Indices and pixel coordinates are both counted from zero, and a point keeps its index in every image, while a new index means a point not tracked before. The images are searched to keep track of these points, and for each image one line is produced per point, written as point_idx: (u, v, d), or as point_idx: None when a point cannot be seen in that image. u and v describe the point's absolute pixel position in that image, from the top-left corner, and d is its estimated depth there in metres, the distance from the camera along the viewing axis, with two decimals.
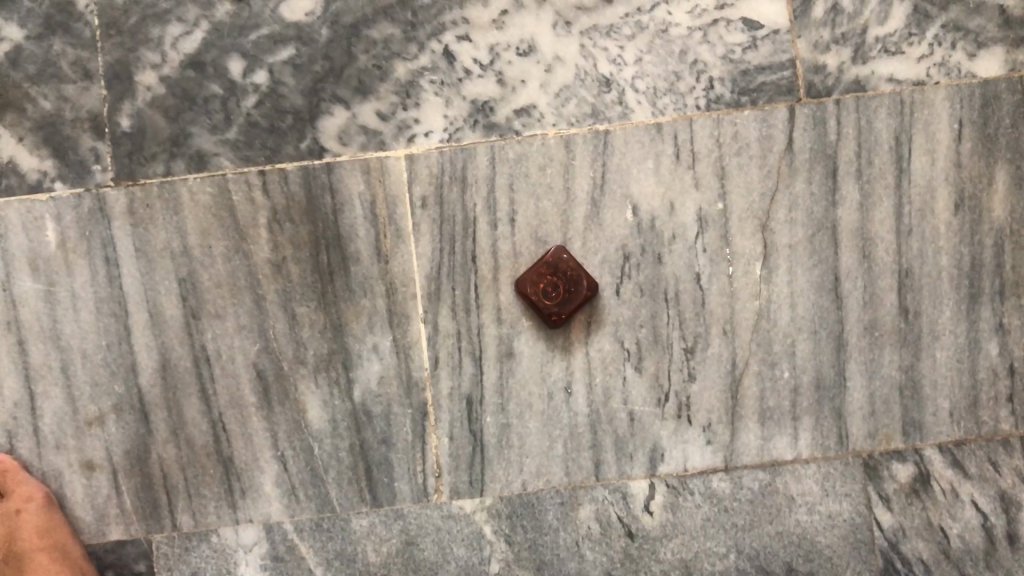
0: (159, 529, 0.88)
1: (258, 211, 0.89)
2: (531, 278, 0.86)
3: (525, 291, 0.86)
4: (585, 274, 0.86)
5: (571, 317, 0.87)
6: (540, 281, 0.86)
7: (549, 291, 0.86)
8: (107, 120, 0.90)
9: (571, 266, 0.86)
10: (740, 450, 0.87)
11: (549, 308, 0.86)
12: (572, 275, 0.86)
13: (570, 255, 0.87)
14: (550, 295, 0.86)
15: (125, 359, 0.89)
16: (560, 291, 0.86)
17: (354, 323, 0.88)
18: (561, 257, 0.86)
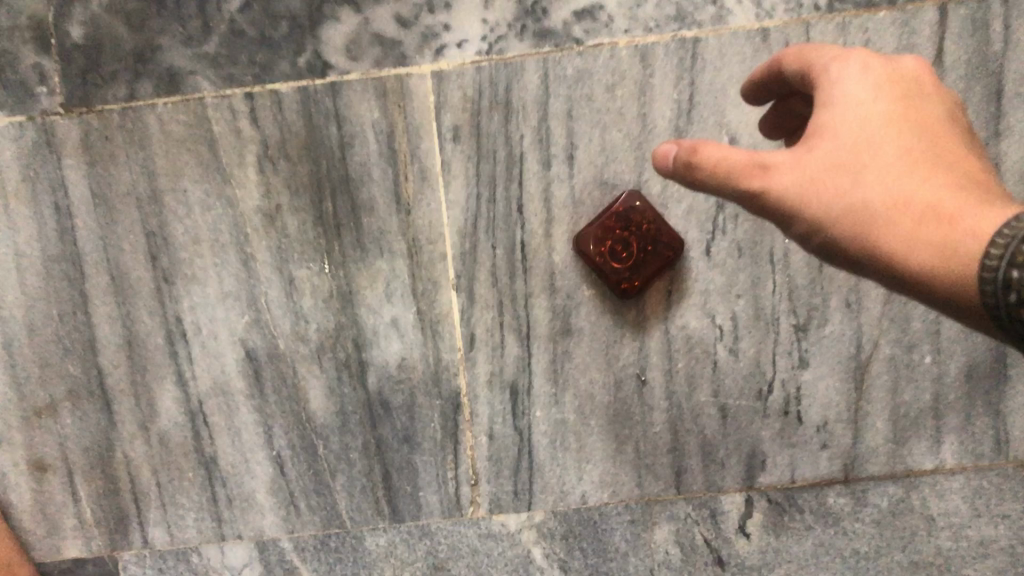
0: (127, 545, 0.71)
1: (245, 145, 0.70)
2: (594, 234, 0.66)
3: (587, 252, 0.66)
4: (669, 229, 0.66)
5: (647, 285, 0.67)
6: (607, 237, 0.66)
7: (619, 251, 0.66)
8: (54, 28, 0.71)
9: (647, 219, 0.66)
10: (865, 458, 0.67)
11: (621, 274, 0.66)
12: (648, 229, 0.66)
13: (646, 202, 0.66)
14: (621, 257, 0.66)
15: (82, 333, 0.71)
16: (635, 251, 0.66)
17: (367, 290, 0.69)
18: (636, 205, 0.66)
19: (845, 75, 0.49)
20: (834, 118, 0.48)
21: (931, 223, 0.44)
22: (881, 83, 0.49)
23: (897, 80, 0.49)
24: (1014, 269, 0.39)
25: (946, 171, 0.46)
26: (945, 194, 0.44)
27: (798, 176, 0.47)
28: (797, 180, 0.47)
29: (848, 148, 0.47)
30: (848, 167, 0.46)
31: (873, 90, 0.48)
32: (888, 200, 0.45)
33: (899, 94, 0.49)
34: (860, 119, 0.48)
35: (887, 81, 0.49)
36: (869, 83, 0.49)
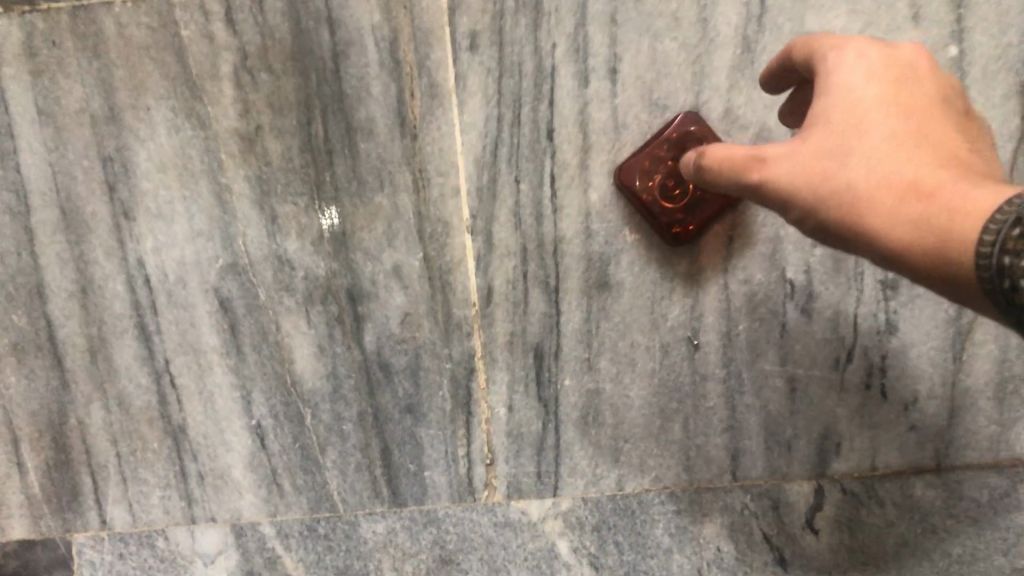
0: (82, 526, 0.60)
1: (220, 54, 0.58)
2: (639, 165, 0.54)
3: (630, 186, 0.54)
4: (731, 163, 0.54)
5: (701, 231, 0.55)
6: (656, 167, 0.54)
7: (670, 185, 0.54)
8: None
9: (705, 148, 0.54)
10: (962, 442, 0.56)
11: (672, 213, 0.54)
12: None
13: (704, 127, 0.54)
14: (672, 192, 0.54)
15: (27, 276, 0.59)
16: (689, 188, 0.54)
17: (364, 231, 0.58)
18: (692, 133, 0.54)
19: (840, 57, 0.43)
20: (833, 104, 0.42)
21: (922, 206, 0.37)
22: (880, 62, 0.42)
23: (897, 62, 0.43)
24: (1005, 252, 0.31)
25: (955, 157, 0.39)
26: (936, 175, 0.38)
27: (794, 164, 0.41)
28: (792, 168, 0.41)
29: (836, 131, 0.41)
30: (839, 153, 0.40)
31: (871, 71, 0.42)
32: (875, 184, 0.39)
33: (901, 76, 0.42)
34: (853, 100, 0.41)
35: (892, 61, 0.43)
36: (869, 64, 0.42)
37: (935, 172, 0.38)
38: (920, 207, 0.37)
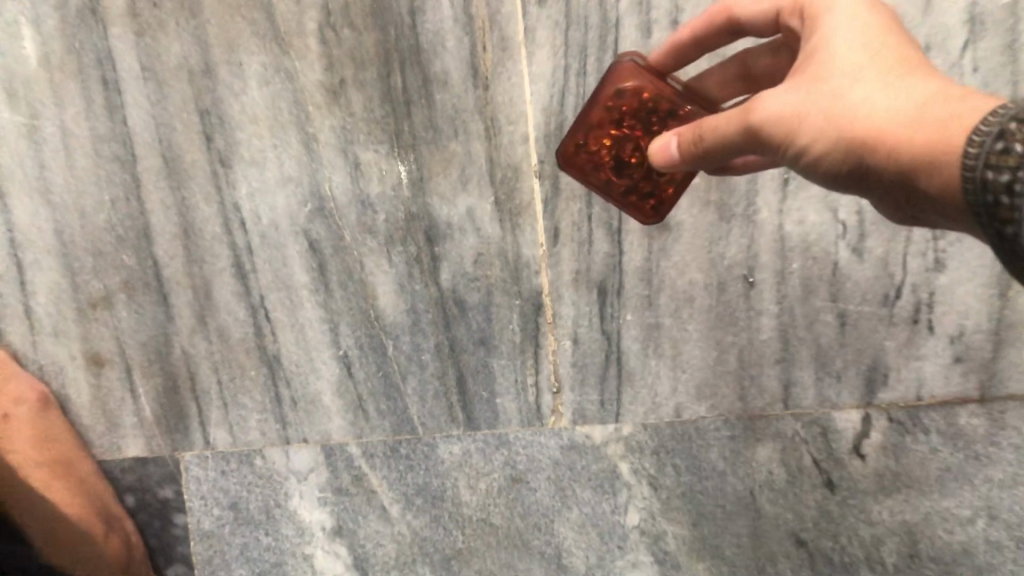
0: (188, 445, 0.67)
1: (305, 10, 0.62)
2: (579, 151, 0.53)
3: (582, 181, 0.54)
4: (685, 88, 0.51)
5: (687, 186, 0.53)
6: (597, 139, 0.52)
7: (625, 155, 0.52)
8: None
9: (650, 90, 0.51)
10: (1007, 374, 0.59)
11: (642, 191, 0.53)
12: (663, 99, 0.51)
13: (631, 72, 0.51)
14: (632, 161, 0.52)
15: (135, 220, 0.65)
16: (650, 139, 0.52)
17: (440, 176, 0.62)
18: (627, 73, 0.51)
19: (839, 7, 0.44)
20: (819, 44, 0.43)
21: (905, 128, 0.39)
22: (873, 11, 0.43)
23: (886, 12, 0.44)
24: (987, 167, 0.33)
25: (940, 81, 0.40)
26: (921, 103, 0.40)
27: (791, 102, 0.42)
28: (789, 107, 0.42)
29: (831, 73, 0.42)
30: (827, 88, 0.42)
31: (862, 22, 0.43)
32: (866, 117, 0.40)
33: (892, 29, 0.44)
34: (844, 38, 0.43)
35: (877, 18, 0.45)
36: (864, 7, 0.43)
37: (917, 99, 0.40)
38: (906, 128, 0.39)
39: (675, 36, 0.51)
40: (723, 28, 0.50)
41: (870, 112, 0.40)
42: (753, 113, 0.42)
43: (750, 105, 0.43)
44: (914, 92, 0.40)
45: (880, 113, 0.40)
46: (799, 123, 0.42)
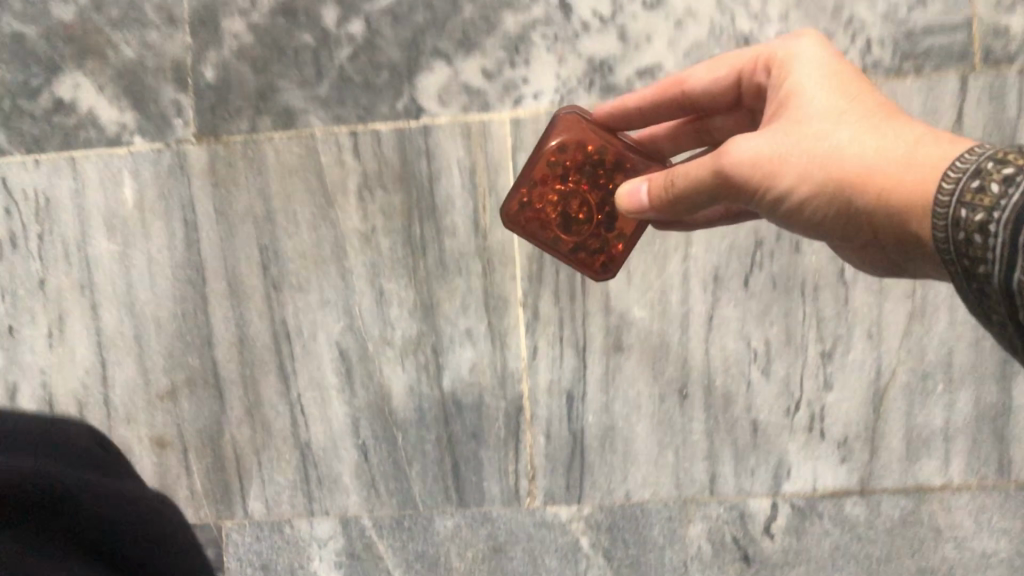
0: (231, 515, 0.82)
1: (348, 174, 0.81)
2: (529, 207, 0.65)
3: (533, 240, 0.65)
4: (623, 146, 0.64)
5: (633, 245, 0.66)
6: (546, 189, 0.64)
7: (572, 210, 0.64)
8: (192, 70, 0.83)
9: (596, 151, 0.64)
10: (881, 472, 0.76)
11: (593, 250, 0.65)
12: (612, 159, 0.64)
13: (578, 135, 0.64)
14: (578, 216, 0.65)
15: (200, 330, 0.82)
16: (591, 190, 0.64)
17: (446, 303, 0.80)
18: (569, 125, 0.64)
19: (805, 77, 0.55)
20: (800, 104, 0.54)
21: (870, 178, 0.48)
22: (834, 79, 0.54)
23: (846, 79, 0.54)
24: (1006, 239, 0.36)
25: (913, 137, 0.49)
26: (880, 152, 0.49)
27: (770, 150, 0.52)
28: (764, 154, 0.52)
29: (799, 131, 0.52)
30: (795, 140, 0.52)
31: (837, 89, 0.53)
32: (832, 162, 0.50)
33: (847, 79, 0.54)
34: (814, 103, 0.53)
35: (834, 77, 0.54)
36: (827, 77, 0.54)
37: (876, 148, 0.49)
38: (876, 173, 0.48)
39: (623, 100, 0.67)
40: (674, 99, 0.66)
41: (846, 167, 0.50)
42: (727, 156, 0.52)
43: (725, 149, 0.52)
44: (888, 156, 0.48)
45: (863, 172, 0.49)
46: (779, 172, 0.52)
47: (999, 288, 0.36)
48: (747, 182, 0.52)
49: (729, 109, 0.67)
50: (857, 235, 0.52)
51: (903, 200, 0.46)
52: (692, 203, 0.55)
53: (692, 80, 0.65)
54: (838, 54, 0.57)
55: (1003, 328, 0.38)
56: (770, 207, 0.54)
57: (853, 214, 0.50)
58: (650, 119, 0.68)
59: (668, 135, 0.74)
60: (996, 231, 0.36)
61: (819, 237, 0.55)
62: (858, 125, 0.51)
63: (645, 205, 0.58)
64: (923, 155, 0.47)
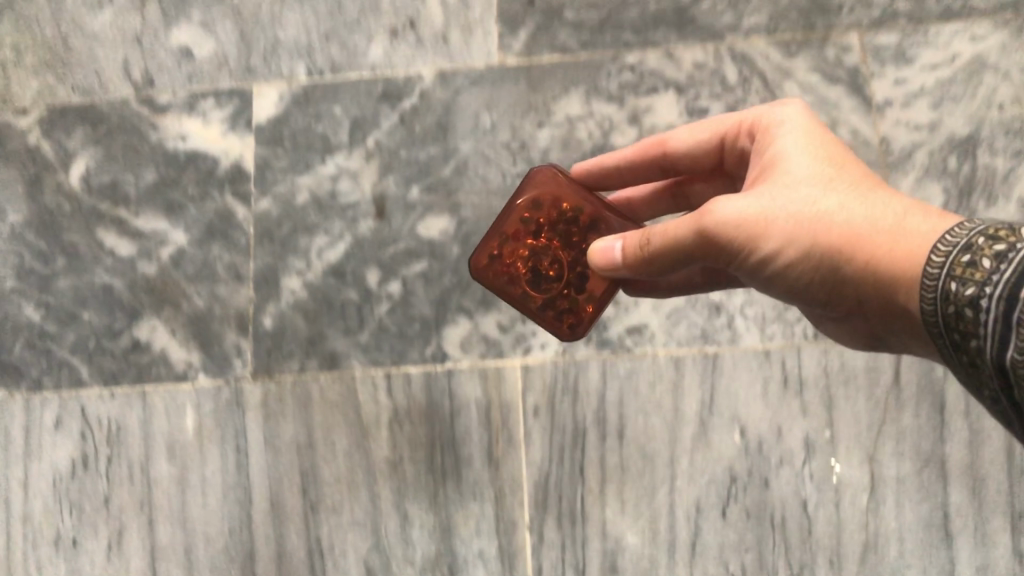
0: None
1: (381, 409, 0.95)
2: (500, 258, 0.72)
3: (505, 288, 0.73)
4: (598, 207, 0.73)
5: (601, 310, 0.73)
6: (519, 243, 0.72)
7: (544, 267, 0.72)
8: (253, 319, 0.98)
9: (568, 207, 0.73)
10: None
11: (562, 310, 0.72)
12: (587, 219, 0.73)
13: (547, 191, 0.73)
14: (548, 273, 0.72)
15: (244, 545, 0.93)
16: (561, 250, 0.72)
17: (462, 525, 0.91)
18: (544, 182, 0.73)
19: (791, 151, 0.67)
20: (787, 174, 0.65)
21: (857, 244, 0.60)
22: (815, 152, 0.66)
23: (824, 152, 0.66)
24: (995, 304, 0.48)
25: (888, 209, 0.61)
26: (863, 219, 0.61)
27: (768, 215, 0.63)
28: (761, 219, 0.63)
29: (788, 197, 0.63)
30: (785, 207, 0.63)
31: (817, 161, 0.65)
32: (821, 226, 0.62)
33: (825, 150, 0.67)
34: (803, 172, 0.65)
35: (811, 142, 0.67)
36: (809, 152, 0.66)
37: (856, 214, 0.61)
38: (865, 240, 0.60)
39: (600, 163, 0.82)
40: (658, 158, 0.80)
41: (833, 228, 0.62)
42: (726, 220, 0.63)
43: (721, 213, 0.63)
44: (870, 223, 0.61)
45: (847, 235, 0.61)
46: (768, 230, 0.63)
47: (992, 355, 0.49)
48: (736, 240, 0.63)
49: (702, 172, 0.82)
50: (825, 289, 0.64)
51: (893, 272, 0.58)
52: (672, 261, 0.66)
53: (674, 141, 0.79)
54: (815, 125, 0.69)
55: (994, 395, 0.51)
56: (749, 266, 0.65)
57: (829, 271, 0.62)
58: (628, 177, 0.82)
59: (649, 196, 0.88)
60: (987, 306, 0.48)
61: (798, 291, 0.67)
62: (836, 191, 0.63)
63: (620, 265, 0.68)
64: (906, 227, 0.59)
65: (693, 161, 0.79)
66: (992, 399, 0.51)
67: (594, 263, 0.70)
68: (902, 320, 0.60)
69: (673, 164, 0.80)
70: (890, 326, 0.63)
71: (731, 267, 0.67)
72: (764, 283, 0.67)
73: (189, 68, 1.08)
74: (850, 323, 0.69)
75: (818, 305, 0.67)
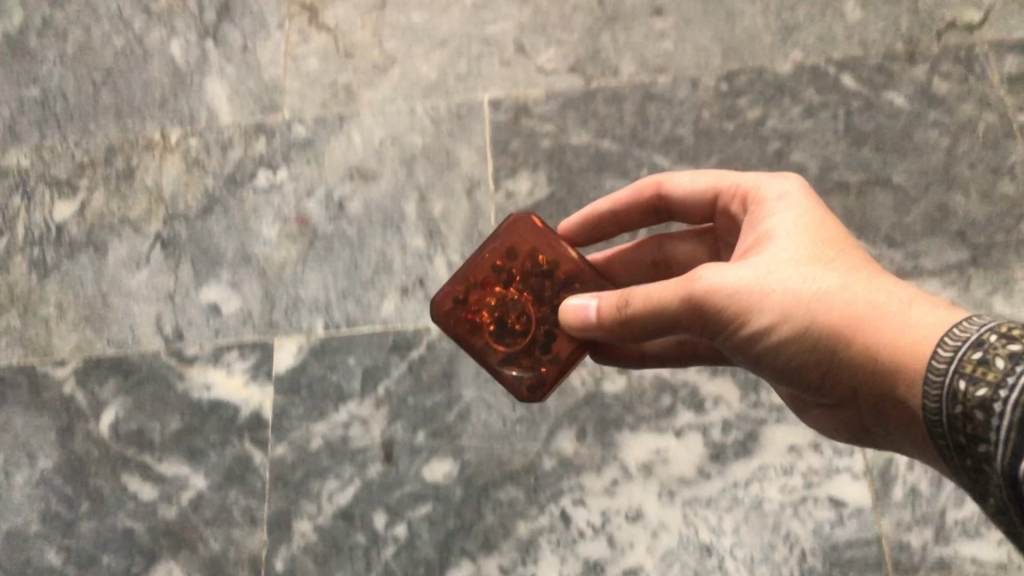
0: None
1: None
2: (468, 304, 0.82)
3: (471, 332, 0.81)
4: (576, 263, 0.82)
5: (562, 373, 0.81)
6: (490, 293, 0.82)
7: (509, 320, 0.81)
8: (267, 562, 1.06)
9: (543, 257, 0.82)
10: None
11: (525, 368, 0.81)
12: (564, 274, 0.82)
13: (524, 241, 0.83)
14: (514, 325, 0.81)
15: None
16: (529, 304, 0.81)
17: None
18: (522, 232, 0.83)
19: (787, 229, 0.76)
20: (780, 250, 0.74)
21: (854, 327, 0.70)
22: (807, 231, 0.75)
23: (815, 228, 0.76)
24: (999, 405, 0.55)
25: (884, 291, 0.70)
26: (856, 301, 0.70)
27: (764, 291, 0.72)
28: (753, 293, 0.72)
29: (780, 273, 0.72)
30: (776, 285, 0.72)
31: (808, 240, 0.75)
32: (816, 304, 0.71)
33: (815, 229, 0.76)
34: (796, 250, 0.74)
35: (805, 217, 0.77)
36: (803, 230, 0.76)
37: (848, 294, 0.71)
38: (862, 323, 0.69)
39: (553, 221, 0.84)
40: (652, 199, 0.93)
41: (833, 309, 0.70)
42: (723, 293, 0.72)
43: (713, 286, 0.72)
44: (864, 305, 0.70)
45: (843, 315, 0.70)
46: (763, 298, 0.72)
47: (1004, 465, 0.54)
48: (730, 310, 0.72)
49: (691, 217, 0.94)
50: (809, 361, 0.73)
51: (891, 359, 0.67)
52: (660, 326, 0.74)
53: (670, 185, 0.91)
54: (805, 203, 0.78)
55: (1001, 504, 0.56)
56: (738, 337, 0.74)
57: (816, 344, 0.71)
58: (619, 210, 0.96)
59: (628, 257, 1.00)
60: (999, 414, 0.55)
61: (788, 364, 0.75)
62: (831, 270, 0.72)
63: (591, 319, 0.76)
64: (900, 312, 0.68)
65: (688, 204, 0.91)
66: (995, 508, 0.57)
67: (562, 317, 0.79)
68: (894, 402, 0.69)
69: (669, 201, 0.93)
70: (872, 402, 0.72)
71: (717, 337, 0.75)
72: (748, 353, 0.76)
73: (217, 323, 1.18)
74: (825, 395, 0.78)
75: (797, 375, 0.76)
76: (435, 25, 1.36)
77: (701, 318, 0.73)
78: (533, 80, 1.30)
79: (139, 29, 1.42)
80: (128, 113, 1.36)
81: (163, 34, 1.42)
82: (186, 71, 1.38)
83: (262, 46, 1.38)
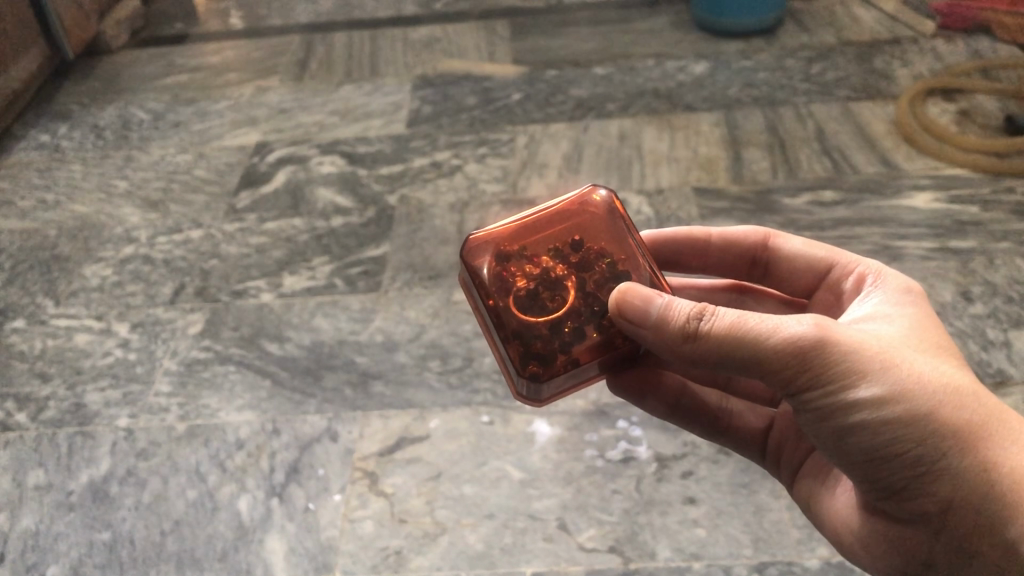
0: None
1: None
2: (508, 263, 0.98)
3: (502, 284, 0.96)
4: (628, 265, 0.98)
5: (564, 367, 0.95)
6: (547, 262, 0.97)
7: (544, 297, 0.95)
8: None
9: (598, 248, 0.99)
10: None
11: (535, 354, 0.95)
12: (611, 266, 0.97)
13: (591, 225, 1.01)
14: (550, 303, 0.95)
15: None
16: (572, 283, 0.96)
17: None
18: (592, 209, 1.01)
19: (909, 333, 0.91)
20: (901, 341, 0.89)
21: (969, 434, 0.84)
22: (929, 338, 0.91)
23: (935, 336, 0.92)
24: None
25: (994, 408, 0.86)
26: (974, 408, 0.85)
27: (888, 364, 0.85)
28: (880, 362, 0.85)
29: (905, 357, 0.86)
30: (898, 365, 0.85)
31: (926, 343, 0.90)
32: (936, 398, 0.84)
33: (933, 338, 0.92)
34: (918, 344, 0.90)
35: (914, 320, 0.94)
36: (928, 337, 0.91)
37: (969, 399, 0.85)
38: (976, 433, 0.84)
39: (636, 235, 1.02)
40: (755, 248, 1.18)
41: (952, 410, 0.84)
42: (852, 356, 0.84)
43: (839, 341, 0.84)
44: (975, 412, 0.85)
45: (963, 418, 0.84)
46: (882, 367, 0.84)
47: None
48: (848, 366, 0.84)
49: (778, 278, 1.18)
50: (895, 450, 0.85)
51: (1009, 482, 0.83)
52: (751, 359, 0.85)
53: (779, 240, 1.16)
54: (923, 311, 0.96)
55: None
56: (832, 402, 0.85)
57: (917, 435, 0.84)
58: (715, 255, 1.22)
59: (710, 292, 1.26)
60: None
61: (858, 445, 0.86)
62: (948, 370, 0.87)
63: (651, 314, 0.88)
64: (1016, 435, 0.85)
65: (783, 269, 1.16)
66: None
67: (610, 297, 0.91)
68: (982, 516, 0.84)
69: (762, 255, 1.18)
70: (944, 509, 0.86)
71: (810, 393, 0.86)
72: (827, 419, 0.87)
73: None
74: (882, 489, 0.90)
75: (867, 460, 0.87)
76: (484, 499, 1.49)
77: (796, 362, 0.84)
78: (574, 557, 1.39)
79: (213, 482, 1.56)
80: (189, 564, 1.45)
81: (233, 489, 1.55)
82: (250, 525, 1.49)
83: (323, 508, 1.50)
